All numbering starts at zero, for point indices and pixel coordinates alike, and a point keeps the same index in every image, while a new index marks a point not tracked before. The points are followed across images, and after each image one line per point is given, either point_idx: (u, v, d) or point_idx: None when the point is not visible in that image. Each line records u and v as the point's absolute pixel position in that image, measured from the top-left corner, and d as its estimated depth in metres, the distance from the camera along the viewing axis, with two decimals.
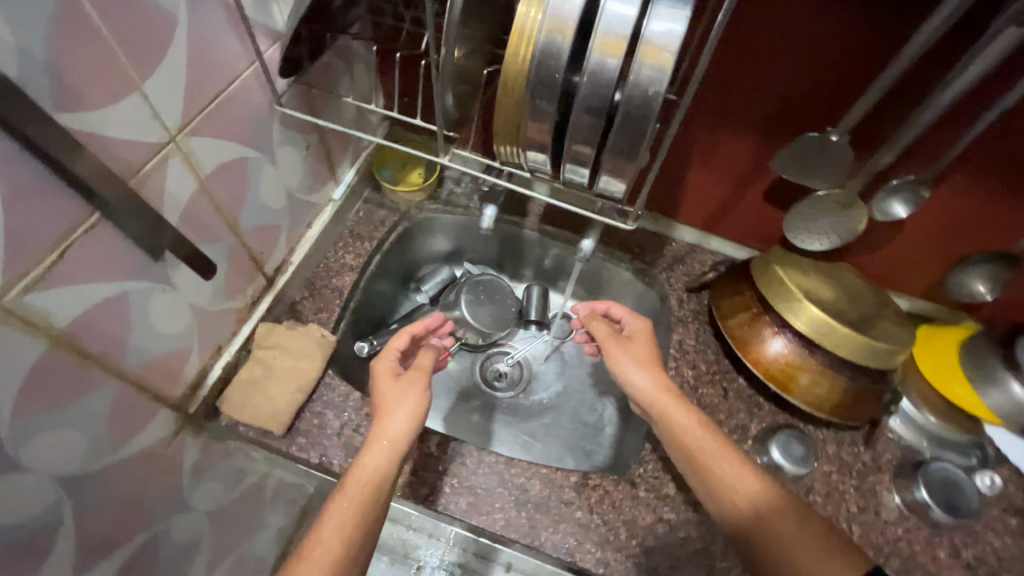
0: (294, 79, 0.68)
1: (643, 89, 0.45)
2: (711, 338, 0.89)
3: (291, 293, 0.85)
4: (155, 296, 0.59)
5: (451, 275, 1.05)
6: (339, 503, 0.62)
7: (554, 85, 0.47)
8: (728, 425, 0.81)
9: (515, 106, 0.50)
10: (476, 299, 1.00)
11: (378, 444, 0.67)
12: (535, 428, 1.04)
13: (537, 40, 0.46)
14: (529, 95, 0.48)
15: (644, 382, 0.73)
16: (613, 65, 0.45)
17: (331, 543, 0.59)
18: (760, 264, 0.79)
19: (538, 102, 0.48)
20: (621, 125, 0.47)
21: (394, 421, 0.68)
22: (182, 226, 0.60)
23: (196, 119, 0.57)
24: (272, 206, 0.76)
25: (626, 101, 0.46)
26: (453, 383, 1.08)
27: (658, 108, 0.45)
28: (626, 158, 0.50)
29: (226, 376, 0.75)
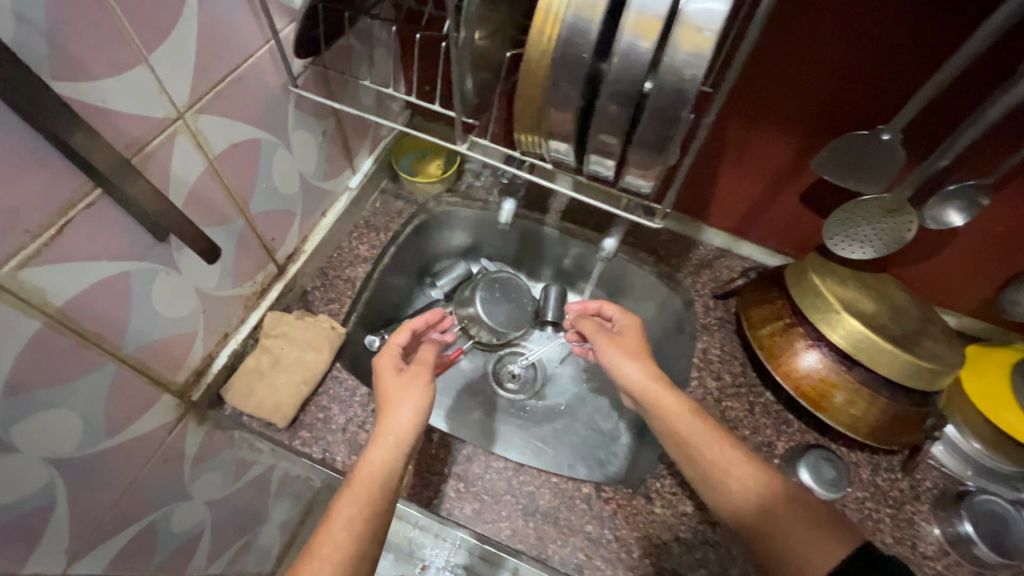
0: (311, 61, 0.66)
1: (678, 76, 0.40)
2: (738, 348, 0.84)
3: (303, 282, 0.83)
4: (159, 279, 0.57)
5: (467, 270, 1.02)
6: (349, 501, 0.60)
7: (579, 67, 0.43)
8: (753, 442, 0.76)
9: (539, 92, 0.46)
10: (490, 297, 0.97)
11: (384, 442, 0.64)
12: (546, 432, 1.00)
13: (562, 18, 0.42)
14: (551, 78, 0.44)
15: (637, 374, 0.71)
16: (644, 48, 0.40)
17: (337, 543, 0.57)
18: (796, 272, 0.74)
19: (560, 86, 0.44)
20: (650, 112, 0.43)
21: (400, 417, 0.65)
22: (189, 207, 0.58)
23: (206, 97, 0.55)
24: (285, 191, 0.74)
25: (658, 86, 0.41)
26: (465, 382, 1.05)
27: (694, 93, 0.41)
28: (656, 150, 0.46)
29: (232, 364, 0.74)
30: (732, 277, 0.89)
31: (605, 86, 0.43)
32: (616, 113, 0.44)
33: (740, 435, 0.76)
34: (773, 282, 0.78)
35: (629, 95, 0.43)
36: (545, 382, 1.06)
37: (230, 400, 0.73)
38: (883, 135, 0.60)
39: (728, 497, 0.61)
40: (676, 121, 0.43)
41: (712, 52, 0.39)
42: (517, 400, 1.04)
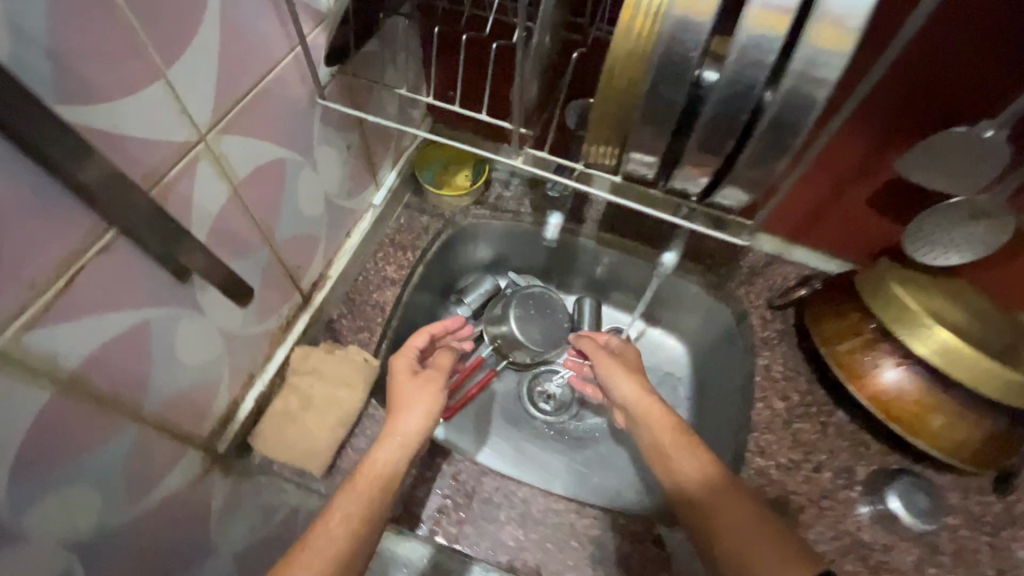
0: (339, 68, 0.59)
1: (810, 79, 0.35)
2: (802, 362, 0.78)
3: (329, 310, 0.76)
4: (181, 323, 0.50)
5: (496, 286, 0.95)
6: (348, 494, 0.57)
7: (683, 69, 0.37)
8: (831, 467, 0.69)
9: (629, 97, 0.41)
10: (524, 314, 0.90)
11: (393, 442, 0.62)
12: (589, 458, 0.94)
13: (668, 15, 0.36)
14: (647, 82, 0.39)
15: (627, 389, 0.72)
16: (771, 43, 0.34)
17: (334, 535, 0.54)
18: (870, 281, 0.67)
19: (657, 90, 0.39)
20: (770, 119, 0.38)
21: (410, 422, 0.63)
22: (212, 241, 0.51)
23: (230, 115, 0.48)
24: (309, 214, 0.66)
25: (786, 89, 0.36)
26: (499, 406, 0.97)
27: (826, 96, 0.36)
28: (770, 158, 0.40)
29: (260, 407, 0.67)
30: (789, 286, 0.82)
31: (715, 89, 0.37)
32: (725, 121, 0.38)
33: (816, 461, 0.70)
34: (843, 291, 0.72)
35: (744, 99, 0.37)
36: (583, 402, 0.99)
37: (258, 448, 0.66)
38: (985, 132, 0.53)
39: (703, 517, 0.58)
40: (800, 125, 0.37)
41: (854, 47, 0.33)
42: (556, 422, 0.97)
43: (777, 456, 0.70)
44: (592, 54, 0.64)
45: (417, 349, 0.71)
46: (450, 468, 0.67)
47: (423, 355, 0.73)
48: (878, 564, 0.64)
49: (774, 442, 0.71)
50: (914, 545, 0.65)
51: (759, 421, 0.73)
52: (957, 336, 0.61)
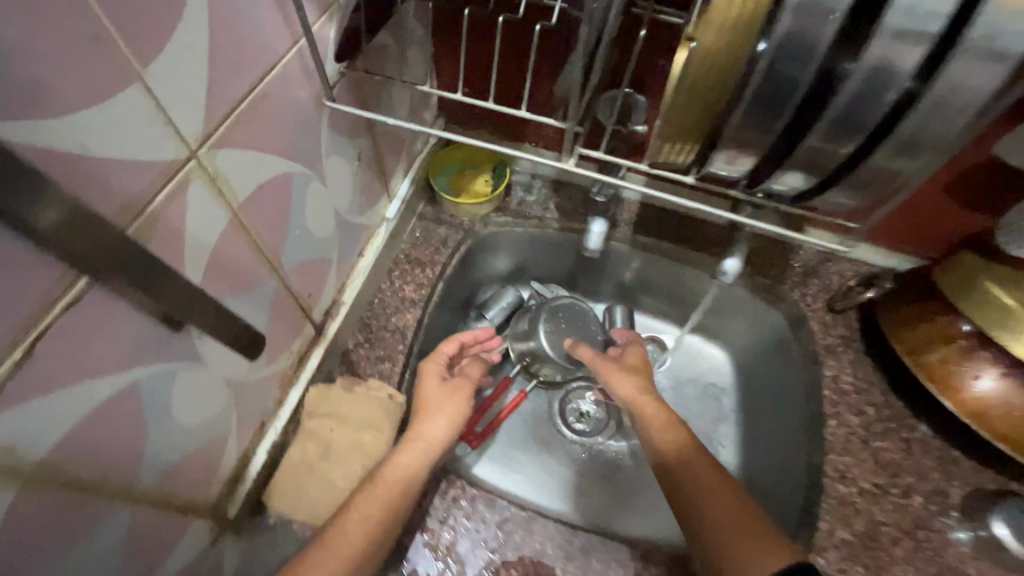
0: (349, 64, 0.50)
1: (985, 53, 0.28)
2: (873, 371, 0.70)
3: (343, 339, 0.68)
4: (179, 379, 0.42)
5: (519, 296, 0.84)
6: (366, 491, 0.52)
7: (814, 43, 0.30)
8: (921, 491, 0.62)
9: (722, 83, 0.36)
10: (554, 327, 0.79)
11: (416, 447, 0.56)
12: (630, 484, 0.82)
13: None
14: (764, 60, 0.31)
15: (630, 390, 0.65)
16: (937, 6, 0.28)
17: (351, 536, 0.50)
18: (955, 277, 0.60)
19: (775, 69, 0.31)
20: (922, 106, 0.31)
21: (437, 426, 0.58)
22: (209, 280, 0.42)
23: (226, 123, 0.39)
24: (319, 234, 0.58)
25: (950, 72, 0.29)
26: (527, 429, 0.85)
27: (1000, 78, 0.29)
28: (904, 156, 0.34)
29: (273, 459, 0.58)
30: (851, 287, 0.72)
31: (859, 66, 0.30)
32: (868, 105, 0.32)
33: (902, 485, 0.62)
34: (925, 291, 0.63)
35: (893, 80, 0.30)
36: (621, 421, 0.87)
37: (274, 507, 0.57)
38: None
39: (684, 496, 0.54)
40: (959, 113, 0.31)
41: None
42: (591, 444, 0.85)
43: (860, 481, 0.62)
44: (638, 37, 0.56)
45: (447, 355, 0.66)
46: (495, 515, 0.59)
47: (451, 363, 0.67)
48: None
49: (855, 465, 0.63)
50: None
51: (835, 442, 0.65)
52: None
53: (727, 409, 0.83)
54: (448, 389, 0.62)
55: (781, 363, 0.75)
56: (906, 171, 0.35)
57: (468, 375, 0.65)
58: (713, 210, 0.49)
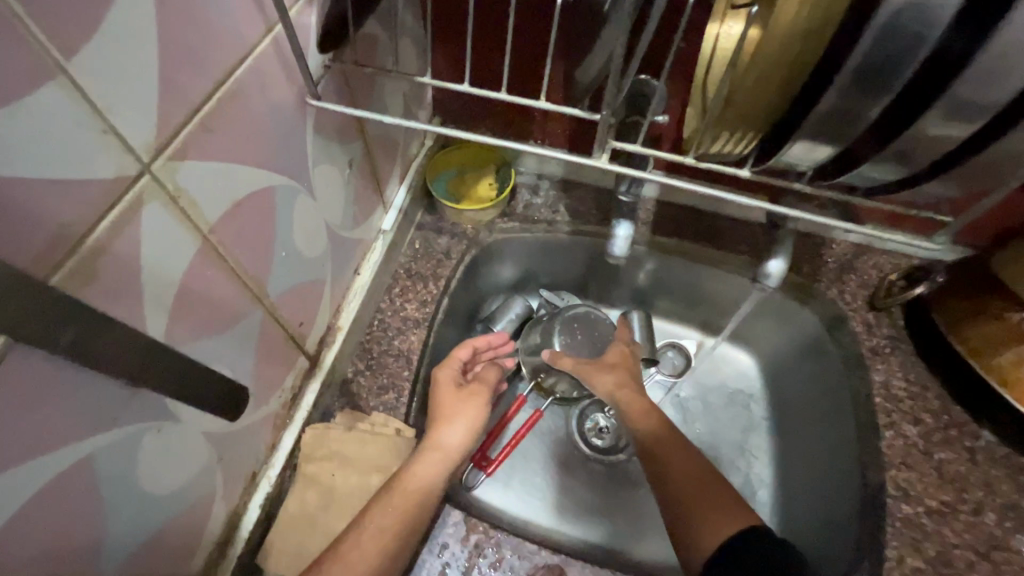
0: (335, 56, 0.43)
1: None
2: (926, 373, 0.63)
3: (341, 368, 0.61)
4: (143, 443, 0.35)
5: (528, 306, 0.75)
6: (381, 500, 0.48)
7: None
8: (994, 507, 0.56)
9: (779, 70, 0.33)
10: (571, 340, 0.70)
11: (432, 454, 0.51)
12: (646, 511, 0.71)
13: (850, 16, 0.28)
14: (881, 14, 0.25)
15: (610, 383, 0.59)
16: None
17: (365, 551, 0.45)
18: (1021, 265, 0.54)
19: (896, 25, 0.25)
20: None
21: (455, 434, 0.53)
22: (175, 322, 0.35)
23: (189, 127, 0.32)
24: (309, 254, 0.50)
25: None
26: (541, 450, 0.75)
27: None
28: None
29: (268, 513, 0.51)
30: (892, 283, 0.66)
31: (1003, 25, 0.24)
32: (1012, 70, 0.25)
33: (973, 500, 0.56)
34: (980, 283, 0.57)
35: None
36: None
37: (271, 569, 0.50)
38: None
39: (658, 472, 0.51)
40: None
41: None
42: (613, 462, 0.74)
43: (926, 499, 0.56)
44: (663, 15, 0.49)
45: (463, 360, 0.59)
46: (524, 563, 0.52)
47: (468, 367, 0.60)
48: None
49: (917, 480, 0.57)
50: None
51: (893, 456, 0.59)
52: None
53: (757, 417, 0.76)
54: (466, 395, 0.56)
55: (814, 369, 0.69)
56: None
57: (487, 379, 0.58)
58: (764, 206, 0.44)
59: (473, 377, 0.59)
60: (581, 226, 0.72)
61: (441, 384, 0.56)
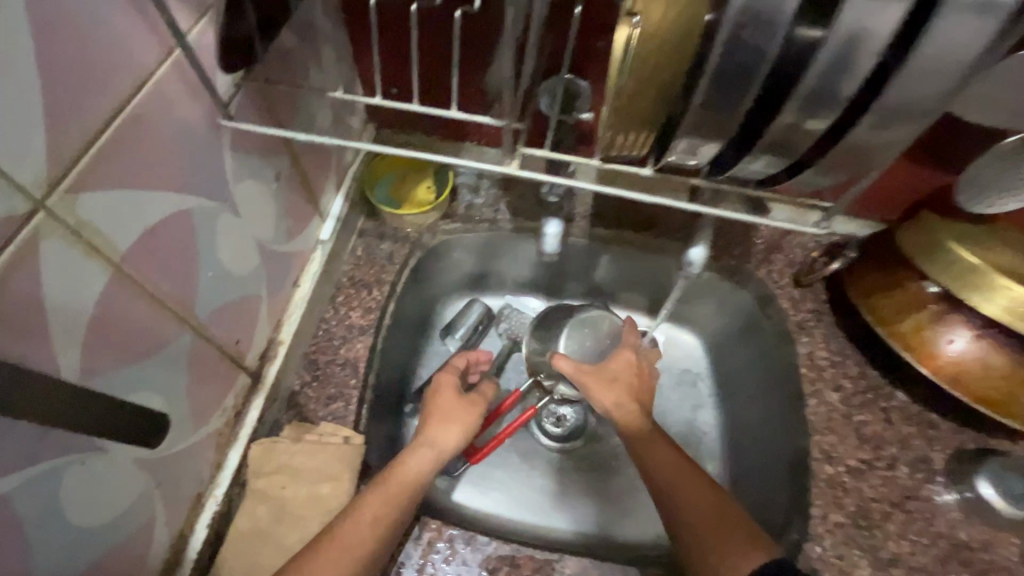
0: (245, 74, 0.43)
1: (981, 4, 0.24)
2: (846, 342, 0.68)
3: (287, 381, 0.60)
4: (64, 477, 0.35)
5: (486, 308, 0.76)
6: (374, 493, 0.48)
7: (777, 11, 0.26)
8: (906, 461, 0.61)
9: (648, 94, 0.33)
10: (584, 344, 0.64)
11: (422, 449, 0.51)
12: (615, 495, 0.70)
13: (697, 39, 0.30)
14: (724, 33, 0.27)
15: (613, 404, 0.57)
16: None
17: (346, 544, 0.45)
18: (919, 238, 0.58)
19: (739, 39, 0.27)
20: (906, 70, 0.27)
21: (455, 435, 0.54)
22: (91, 354, 0.35)
23: (83, 160, 0.32)
24: (238, 271, 0.50)
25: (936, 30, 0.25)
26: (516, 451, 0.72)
27: (992, 30, 0.25)
28: (894, 123, 0.30)
29: (218, 531, 0.51)
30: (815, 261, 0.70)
31: (833, 31, 0.26)
32: (850, 76, 0.28)
33: (888, 457, 0.61)
34: (889, 256, 0.61)
35: (874, 45, 0.26)
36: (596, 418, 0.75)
37: None
38: None
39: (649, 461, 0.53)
40: (945, 74, 0.27)
41: None
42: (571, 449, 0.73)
43: (846, 460, 0.61)
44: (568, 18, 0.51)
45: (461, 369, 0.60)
46: (477, 555, 0.54)
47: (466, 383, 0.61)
48: (983, 567, 0.56)
49: (839, 443, 0.62)
50: (1015, 535, 0.57)
51: (817, 422, 0.63)
52: None
53: (704, 394, 0.79)
54: (466, 401, 0.57)
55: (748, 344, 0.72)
56: (893, 143, 0.31)
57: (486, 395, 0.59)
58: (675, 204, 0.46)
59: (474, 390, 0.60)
60: (517, 224, 0.74)
61: (441, 388, 0.57)
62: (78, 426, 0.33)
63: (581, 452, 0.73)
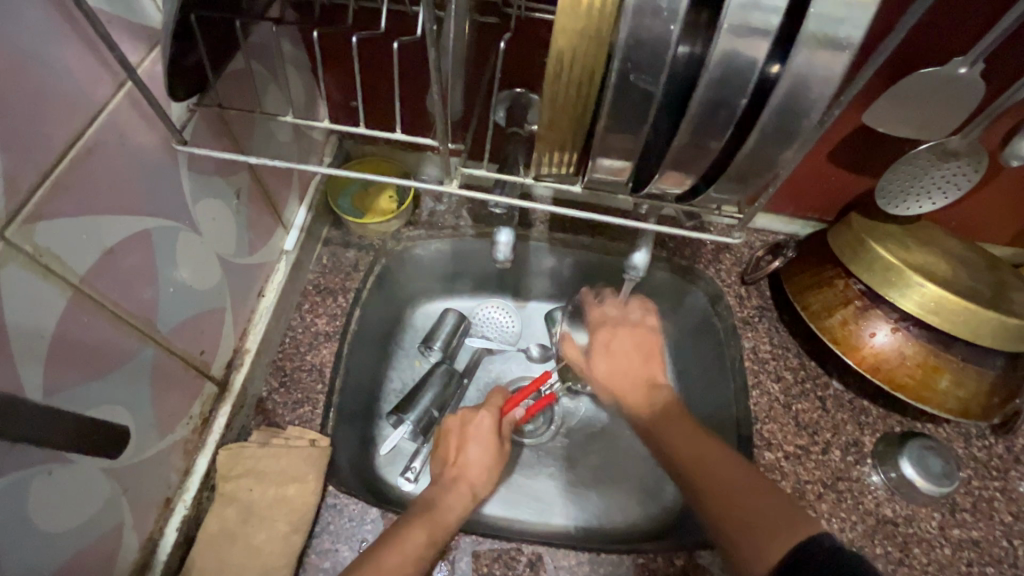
0: (199, 99, 0.45)
1: (830, 40, 0.29)
2: (788, 335, 0.72)
3: (254, 388, 0.62)
4: (30, 486, 0.37)
5: (461, 315, 0.77)
6: (422, 520, 0.53)
7: (662, 54, 0.30)
8: (839, 445, 0.66)
9: (566, 117, 0.36)
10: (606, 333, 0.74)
11: (464, 489, 0.58)
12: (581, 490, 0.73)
13: (602, 71, 0.33)
14: (616, 73, 0.30)
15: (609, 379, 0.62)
16: (772, 2, 0.28)
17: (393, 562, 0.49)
18: (846, 242, 0.62)
19: (627, 82, 0.31)
20: (774, 103, 0.31)
21: (485, 483, 0.60)
22: (51, 372, 0.37)
23: (39, 194, 0.34)
24: (198, 286, 0.52)
25: (799, 62, 0.30)
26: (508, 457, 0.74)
27: (846, 62, 0.29)
28: (775, 146, 0.33)
29: (187, 534, 0.53)
30: (759, 259, 0.74)
31: (706, 68, 0.30)
32: (724, 109, 0.32)
33: (823, 442, 0.66)
34: (822, 256, 0.66)
35: (744, 80, 0.30)
36: (565, 415, 0.78)
37: None
38: (959, 69, 0.47)
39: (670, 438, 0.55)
40: (811, 106, 0.31)
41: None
42: (539, 445, 0.76)
43: (785, 446, 0.65)
44: (513, 38, 0.54)
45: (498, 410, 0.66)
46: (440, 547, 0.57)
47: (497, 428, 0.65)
48: (905, 540, 0.61)
49: (779, 431, 0.66)
50: (934, 509, 0.62)
51: (758, 412, 0.67)
52: (934, 283, 0.57)
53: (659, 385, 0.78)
54: (494, 443, 0.63)
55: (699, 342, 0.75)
56: (778, 161, 0.35)
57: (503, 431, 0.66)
58: (609, 216, 0.49)
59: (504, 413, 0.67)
60: (477, 231, 0.75)
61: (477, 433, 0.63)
62: (43, 443, 0.35)
63: (546, 450, 0.75)
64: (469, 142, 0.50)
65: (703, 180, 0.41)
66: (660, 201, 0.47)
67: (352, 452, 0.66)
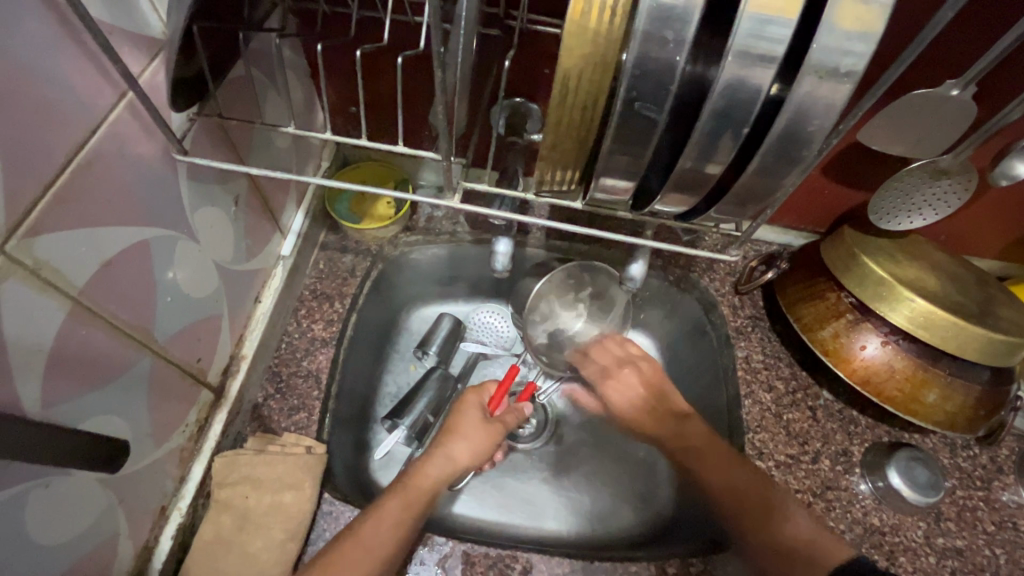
0: (199, 109, 0.45)
1: (832, 72, 0.29)
2: (780, 345, 0.73)
3: (251, 394, 0.62)
4: (28, 499, 0.37)
5: (457, 321, 0.77)
6: (397, 493, 0.53)
7: (667, 80, 0.30)
8: (828, 455, 0.67)
9: (569, 140, 0.37)
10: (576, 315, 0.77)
11: (440, 455, 0.57)
12: (575, 497, 0.73)
13: (606, 96, 0.34)
14: (621, 101, 0.31)
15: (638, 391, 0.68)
16: (778, 32, 0.28)
17: (380, 533, 0.50)
18: (838, 256, 0.63)
19: (632, 109, 0.31)
20: (777, 133, 0.32)
21: (460, 447, 0.59)
22: (50, 386, 0.37)
23: (41, 204, 0.34)
24: (195, 295, 0.51)
25: (802, 93, 0.30)
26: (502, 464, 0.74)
27: (847, 93, 0.30)
28: (777, 172, 0.34)
29: (182, 540, 0.53)
30: (753, 270, 0.75)
31: (711, 97, 0.31)
32: (724, 139, 0.33)
33: (812, 451, 0.67)
34: (814, 268, 0.67)
35: (748, 109, 0.31)
36: (560, 421, 0.78)
37: None
38: (952, 91, 0.48)
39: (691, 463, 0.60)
40: (811, 135, 0.32)
41: (883, 28, 0.28)
42: (532, 449, 0.76)
43: (776, 455, 0.66)
44: (516, 51, 0.54)
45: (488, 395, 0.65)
46: (435, 555, 0.58)
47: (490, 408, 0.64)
48: (892, 549, 0.62)
49: (770, 440, 0.67)
50: (920, 518, 0.64)
51: (751, 421, 0.68)
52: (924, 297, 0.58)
53: None
54: (486, 422, 0.61)
55: (693, 350, 0.75)
56: (780, 186, 0.36)
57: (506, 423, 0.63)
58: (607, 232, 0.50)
59: (493, 414, 0.64)
60: (474, 236, 0.75)
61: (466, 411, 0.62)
62: (39, 459, 0.34)
63: (540, 455, 0.76)
64: (469, 155, 0.50)
65: (703, 201, 0.42)
66: (659, 216, 0.47)
67: (348, 459, 0.66)
